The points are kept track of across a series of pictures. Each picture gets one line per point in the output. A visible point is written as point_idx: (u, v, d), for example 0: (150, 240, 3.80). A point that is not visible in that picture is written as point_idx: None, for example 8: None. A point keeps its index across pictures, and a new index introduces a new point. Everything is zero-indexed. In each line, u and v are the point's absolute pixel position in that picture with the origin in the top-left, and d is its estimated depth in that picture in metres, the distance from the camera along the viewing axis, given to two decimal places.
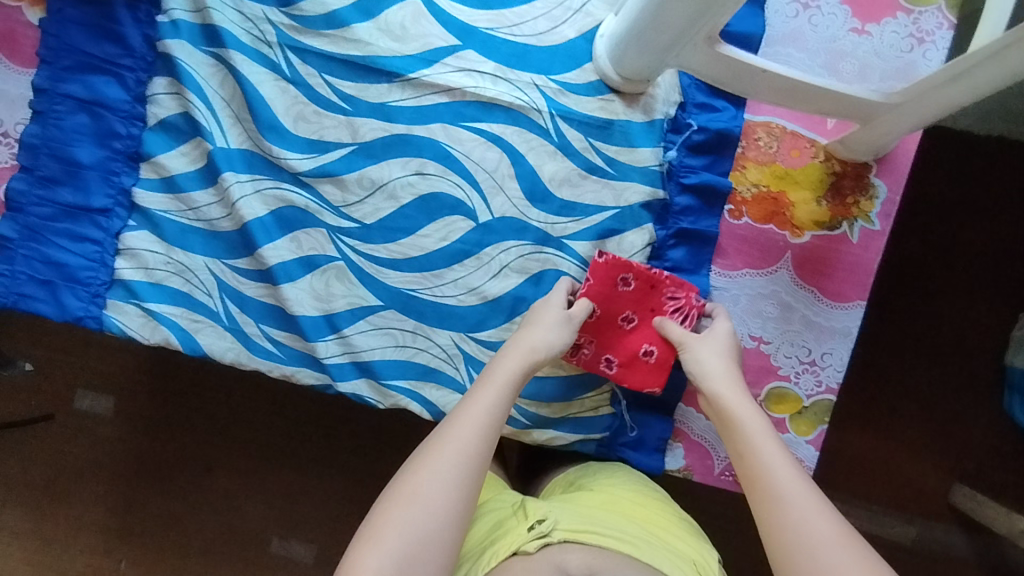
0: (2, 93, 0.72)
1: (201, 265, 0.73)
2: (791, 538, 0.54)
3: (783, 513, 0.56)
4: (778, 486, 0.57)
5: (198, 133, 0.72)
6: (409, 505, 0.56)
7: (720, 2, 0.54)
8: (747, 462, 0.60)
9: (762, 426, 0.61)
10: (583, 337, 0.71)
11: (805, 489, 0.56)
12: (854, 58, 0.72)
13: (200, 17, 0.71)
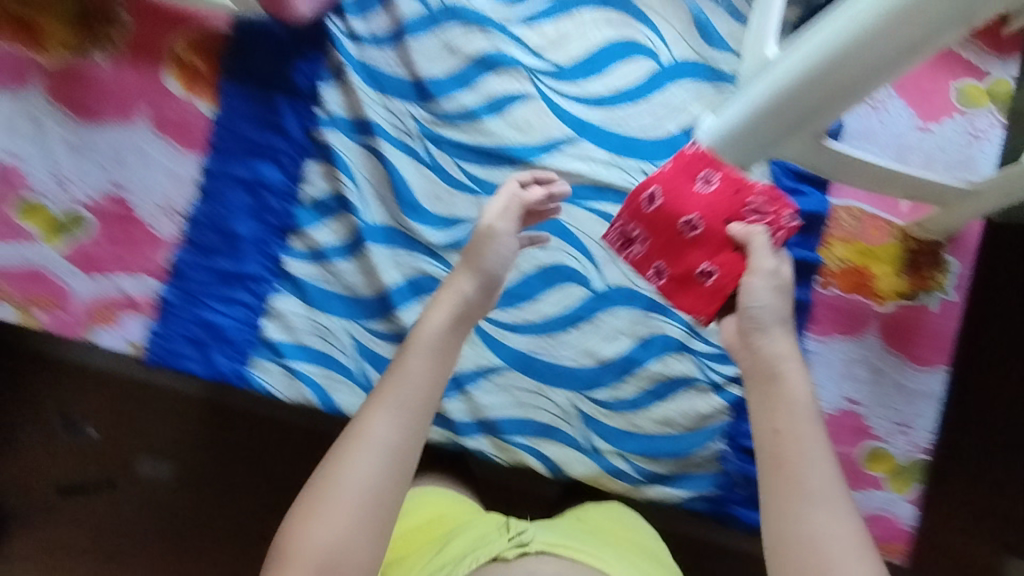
0: (172, 174, 0.81)
1: (341, 327, 0.81)
2: (804, 539, 0.54)
3: (807, 514, 0.55)
4: (799, 481, 0.55)
5: (345, 209, 0.81)
6: (326, 505, 0.55)
7: (829, 105, 0.63)
8: (778, 443, 0.57)
9: (807, 408, 0.58)
10: (636, 232, 0.68)
11: (834, 487, 0.55)
12: (920, 152, 0.82)
13: (352, 111, 0.81)
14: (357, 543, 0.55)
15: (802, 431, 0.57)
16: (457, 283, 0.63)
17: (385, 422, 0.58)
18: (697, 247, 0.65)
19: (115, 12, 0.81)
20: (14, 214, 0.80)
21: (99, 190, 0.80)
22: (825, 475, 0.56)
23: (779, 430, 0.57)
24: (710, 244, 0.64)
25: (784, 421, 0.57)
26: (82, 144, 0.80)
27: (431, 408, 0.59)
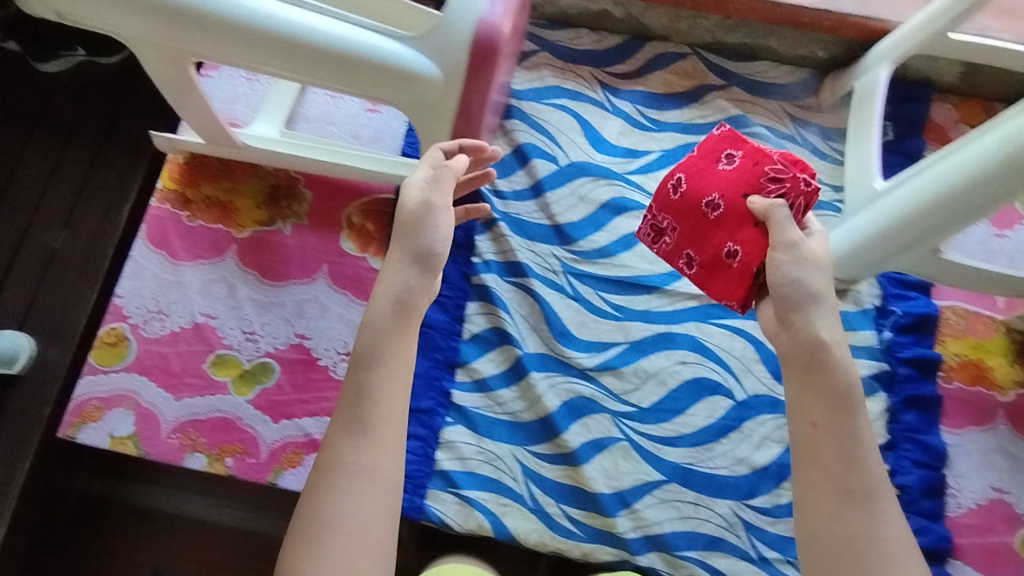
0: (348, 321, 0.91)
1: (508, 452, 0.85)
2: (858, 538, 0.56)
3: (861, 512, 0.57)
4: (837, 475, 0.58)
5: (505, 341, 0.89)
6: (311, 541, 0.53)
7: (944, 229, 0.76)
8: (822, 436, 0.60)
9: (845, 399, 0.60)
10: (668, 222, 0.77)
11: (881, 486, 0.58)
12: (1005, 255, 0.94)
13: (504, 255, 0.93)
14: (364, 568, 0.53)
15: (846, 424, 0.60)
16: (392, 278, 0.63)
17: (357, 447, 0.57)
18: (721, 227, 0.72)
19: (297, 190, 0.96)
20: (209, 369, 0.88)
21: (284, 340, 0.89)
22: (872, 473, 0.58)
23: (815, 423, 0.60)
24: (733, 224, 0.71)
25: (824, 416, 0.60)
26: (269, 302, 0.91)
27: (392, 422, 0.59)
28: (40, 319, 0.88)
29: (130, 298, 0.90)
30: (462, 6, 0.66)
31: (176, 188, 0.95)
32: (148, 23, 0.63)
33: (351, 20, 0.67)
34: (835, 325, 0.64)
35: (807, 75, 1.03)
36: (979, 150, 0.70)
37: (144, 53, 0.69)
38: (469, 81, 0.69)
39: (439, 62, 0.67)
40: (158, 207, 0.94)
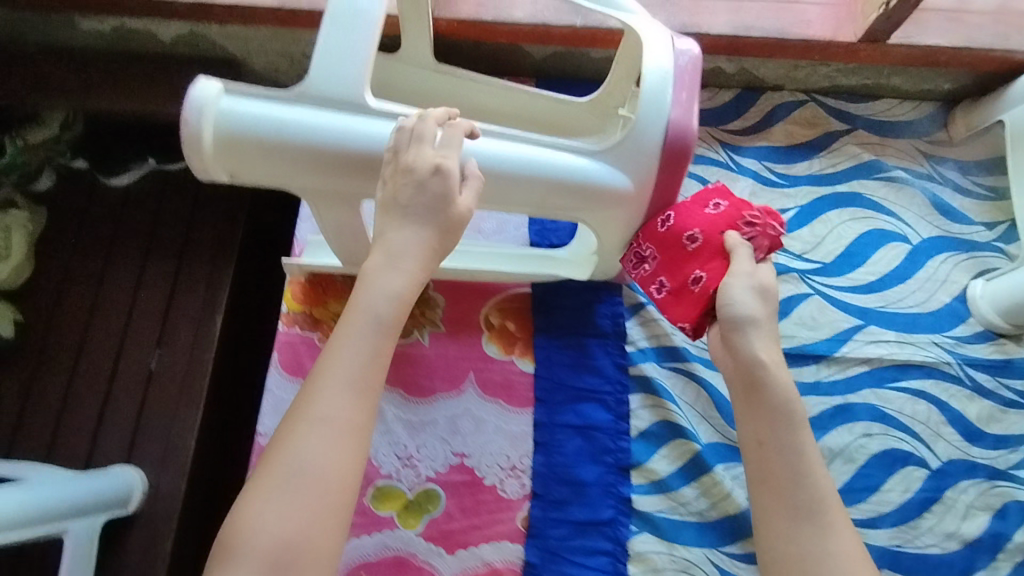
0: (505, 431, 0.85)
1: (703, 557, 0.79)
2: (796, 552, 0.61)
3: (808, 527, 0.62)
4: (783, 489, 0.64)
5: (677, 435, 0.84)
6: (275, 488, 0.55)
7: None
8: (767, 450, 0.66)
9: (786, 418, 0.66)
10: (648, 251, 0.75)
11: (828, 502, 0.63)
12: None
13: (657, 340, 0.89)
14: (325, 534, 0.55)
15: (784, 439, 0.65)
16: (398, 245, 0.61)
17: (329, 399, 0.57)
18: (696, 257, 0.73)
19: (428, 296, 0.92)
20: (371, 504, 0.82)
21: (444, 462, 0.84)
22: (812, 483, 0.63)
23: (763, 441, 0.66)
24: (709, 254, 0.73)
25: (770, 434, 0.66)
26: (419, 421, 0.86)
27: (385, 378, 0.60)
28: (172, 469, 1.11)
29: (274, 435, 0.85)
30: (649, 113, 0.64)
31: (302, 308, 0.91)
32: (330, 174, 0.61)
33: (543, 144, 0.65)
34: (772, 347, 0.70)
35: (932, 108, 0.99)
36: None
37: (324, 203, 0.67)
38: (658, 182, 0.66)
39: (627, 168, 0.65)
40: (287, 332, 0.90)
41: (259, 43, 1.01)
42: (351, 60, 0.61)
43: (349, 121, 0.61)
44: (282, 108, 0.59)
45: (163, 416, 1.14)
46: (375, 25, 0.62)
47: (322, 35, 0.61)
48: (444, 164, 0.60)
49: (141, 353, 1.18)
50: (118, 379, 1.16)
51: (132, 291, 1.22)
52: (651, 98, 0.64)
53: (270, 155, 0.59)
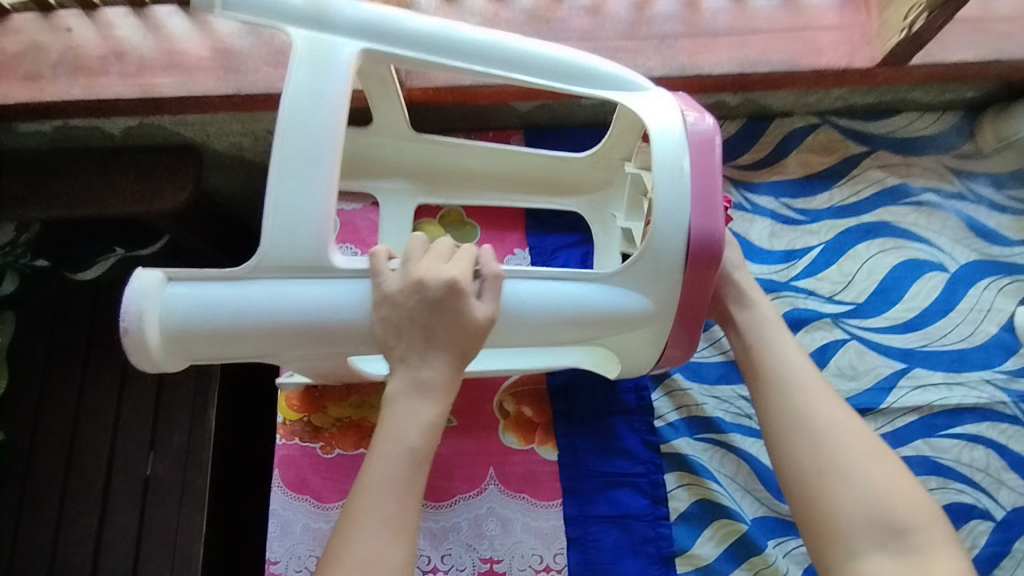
0: (535, 529, 0.79)
1: None
2: (788, 419, 0.64)
3: (790, 398, 0.65)
4: (766, 378, 0.67)
5: (721, 514, 0.78)
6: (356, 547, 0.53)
7: None
8: (757, 356, 0.69)
9: (771, 322, 0.71)
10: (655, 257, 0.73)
11: (806, 374, 0.66)
12: None
13: (688, 410, 0.82)
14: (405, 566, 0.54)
15: (762, 337, 0.70)
16: (420, 373, 0.58)
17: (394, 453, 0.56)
18: None
19: None
20: None
21: (473, 570, 0.78)
22: (792, 363, 0.68)
23: (751, 347, 0.70)
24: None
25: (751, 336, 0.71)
26: (442, 528, 0.79)
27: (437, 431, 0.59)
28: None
29: (286, 561, 0.79)
30: (669, 219, 0.62)
31: (301, 416, 0.84)
32: (307, 344, 0.60)
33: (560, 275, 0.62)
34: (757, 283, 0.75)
35: (956, 117, 0.92)
36: None
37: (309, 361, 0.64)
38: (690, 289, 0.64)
39: (649, 283, 0.63)
40: (286, 445, 0.83)
41: (219, 127, 0.93)
42: (309, 222, 0.58)
43: (319, 288, 0.59)
44: (233, 288, 0.58)
45: (166, 525, 1.07)
46: (333, 159, 0.59)
47: (269, 198, 0.58)
48: (458, 279, 0.58)
49: (134, 459, 1.11)
50: (114, 490, 1.09)
51: (118, 393, 1.14)
52: (670, 203, 0.62)
53: (234, 340, 0.58)
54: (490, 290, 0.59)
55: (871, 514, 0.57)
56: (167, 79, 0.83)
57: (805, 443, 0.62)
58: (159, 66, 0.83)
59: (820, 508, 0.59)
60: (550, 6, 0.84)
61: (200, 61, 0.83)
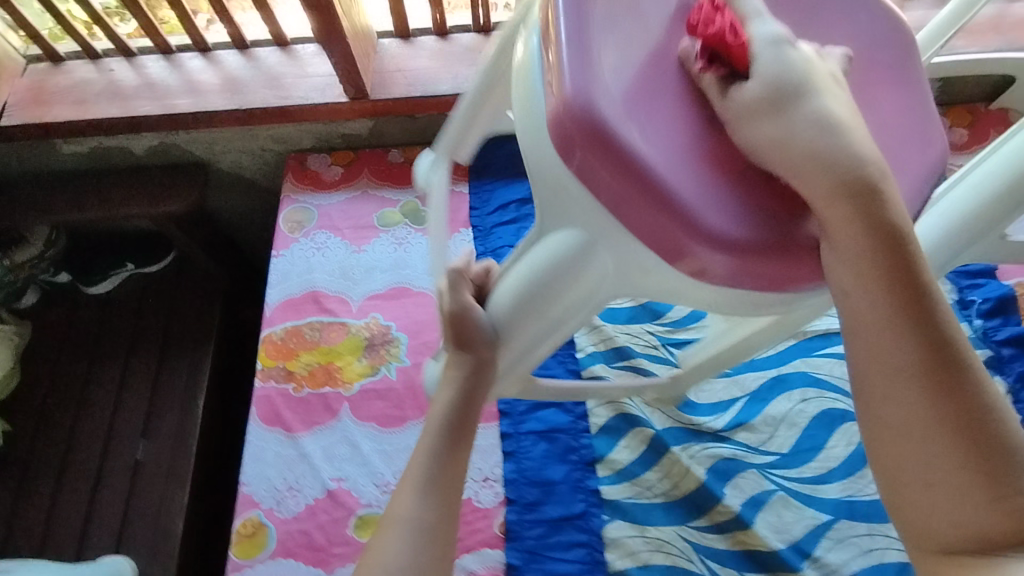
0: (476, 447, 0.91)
1: (674, 534, 0.84)
2: (885, 405, 0.48)
3: (894, 379, 0.48)
4: (904, 359, 0.47)
5: (633, 424, 0.91)
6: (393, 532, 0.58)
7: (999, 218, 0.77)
8: (858, 311, 0.49)
9: (861, 252, 0.48)
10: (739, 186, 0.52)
11: (930, 354, 0.47)
12: None
13: (604, 344, 0.97)
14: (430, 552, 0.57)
15: (912, 288, 0.48)
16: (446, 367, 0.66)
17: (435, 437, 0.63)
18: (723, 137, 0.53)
19: (390, 336, 1.00)
20: (355, 532, 0.87)
21: None
22: (904, 334, 0.47)
23: (849, 291, 0.50)
24: (866, 88, 0.61)
25: (880, 288, 0.48)
26: (394, 449, 0.92)
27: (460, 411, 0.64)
28: (160, 550, 1.13)
29: (256, 483, 0.90)
30: (530, 137, 0.52)
31: (277, 364, 0.98)
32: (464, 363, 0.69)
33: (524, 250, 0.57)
34: (830, 159, 0.50)
35: None
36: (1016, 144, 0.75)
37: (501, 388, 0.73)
38: (620, 207, 0.49)
39: (593, 220, 0.51)
40: (263, 386, 0.96)
41: (224, 144, 1.15)
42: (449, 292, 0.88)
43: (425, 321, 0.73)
44: None
45: (151, 502, 1.17)
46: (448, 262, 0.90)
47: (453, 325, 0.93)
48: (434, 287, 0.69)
49: (126, 444, 1.22)
50: (106, 471, 1.20)
51: (116, 388, 1.27)
52: (529, 119, 0.52)
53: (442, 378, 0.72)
54: (452, 287, 0.62)
55: (965, 532, 0.46)
56: (184, 100, 1.08)
57: (901, 440, 0.48)
58: (179, 91, 1.08)
59: (905, 514, 0.49)
60: (483, 42, 1.10)
61: (210, 87, 1.08)
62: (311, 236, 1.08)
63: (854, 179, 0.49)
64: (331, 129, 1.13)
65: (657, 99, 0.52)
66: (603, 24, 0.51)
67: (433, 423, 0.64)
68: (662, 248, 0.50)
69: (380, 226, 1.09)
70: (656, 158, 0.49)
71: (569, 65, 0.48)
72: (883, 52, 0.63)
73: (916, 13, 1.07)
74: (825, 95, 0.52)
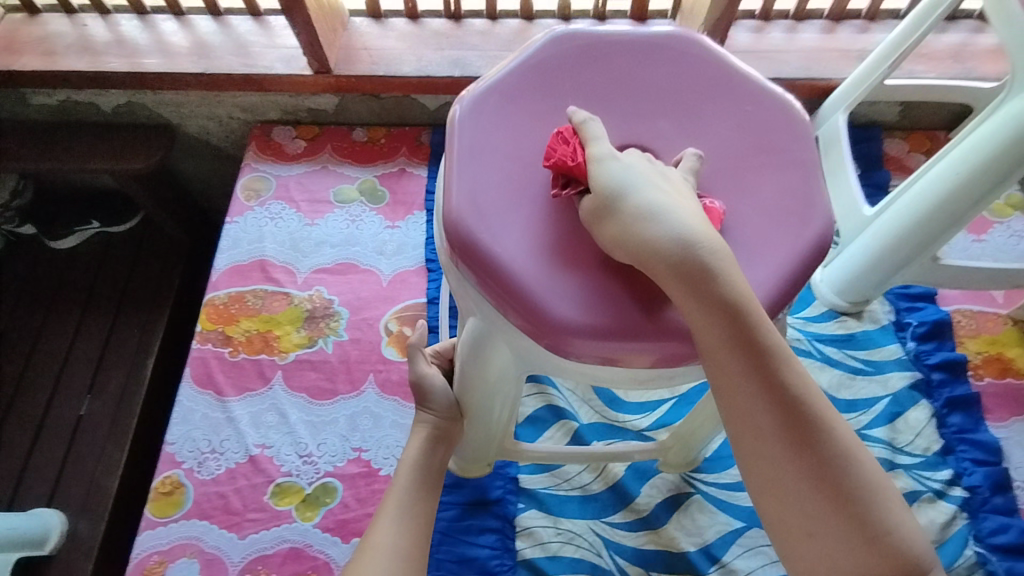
0: (402, 425, 0.92)
1: (586, 528, 0.84)
2: (749, 461, 0.52)
3: (752, 439, 0.51)
4: (763, 419, 0.50)
5: (558, 416, 0.91)
6: (368, 555, 0.61)
7: (922, 243, 0.85)
8: (718, 379, 0.51)
9: (708, 326, 0.50)
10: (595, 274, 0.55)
11: (774, 416, 0.50)
12: (999, 249, 0.98)
13: None
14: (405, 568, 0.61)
15: (761, 352, 0.50)
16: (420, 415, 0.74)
17: (408, 468, 0.69)
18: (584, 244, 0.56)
19: (332, 309, 1.01)
20: (272, 499, 0.87)
21: (343, 457, 0.90)
22: (750, 399, 0.50)
23: (710, 358, 0.51)
24: (745, 175, 0.60)
25: (730, 355, 0.50)
26: (321, 420, 0.92)
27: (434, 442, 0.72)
28: (82, 509, 1.07)
29: (181, 443, 0.90)
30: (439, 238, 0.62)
31: (216, 328, 0.98)
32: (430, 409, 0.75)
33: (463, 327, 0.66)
34: (660, 249, 0.51)
35: None
36: (937, 172, 0.81)
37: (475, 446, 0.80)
38: (493, 295, 0.55)
39: (484, 307, 0.58)
40: (199, 348, 0.96)
41: (191, 107, 1.16)
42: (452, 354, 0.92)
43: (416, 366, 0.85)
44: None
45: (90, 461, 1.11)
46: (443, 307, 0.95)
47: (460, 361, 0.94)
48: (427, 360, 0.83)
49: (71, 400, 1.16)
50: (47, 427, 1.14)
51: (68, 346, 1.20)
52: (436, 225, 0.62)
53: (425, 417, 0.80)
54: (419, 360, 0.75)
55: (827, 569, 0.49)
56: (153, 60, 1.08)
57: (768, 490, 0.51)
58: (148, 51, 1.09)
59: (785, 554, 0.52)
60: (452, 28, 1.12)
61: (179, 49, 1.09)
62: (266, 206, 1.08)
63: (682, 270, 0.51)
64: (297, 102, 1.14)
65: (526, 205, 0.57)
66: (491, 145, 0.59)
67: (406, 462, 0.70)
68: (532, 333, 0.55)
69: (336, 202, 1.10)
70: (514, 255, 0.55)
71: (453, 183, 0.58)
72: (773, 136, 0.62)
73: (878, 36, 1.09)
74: (662, 194, 0.54)
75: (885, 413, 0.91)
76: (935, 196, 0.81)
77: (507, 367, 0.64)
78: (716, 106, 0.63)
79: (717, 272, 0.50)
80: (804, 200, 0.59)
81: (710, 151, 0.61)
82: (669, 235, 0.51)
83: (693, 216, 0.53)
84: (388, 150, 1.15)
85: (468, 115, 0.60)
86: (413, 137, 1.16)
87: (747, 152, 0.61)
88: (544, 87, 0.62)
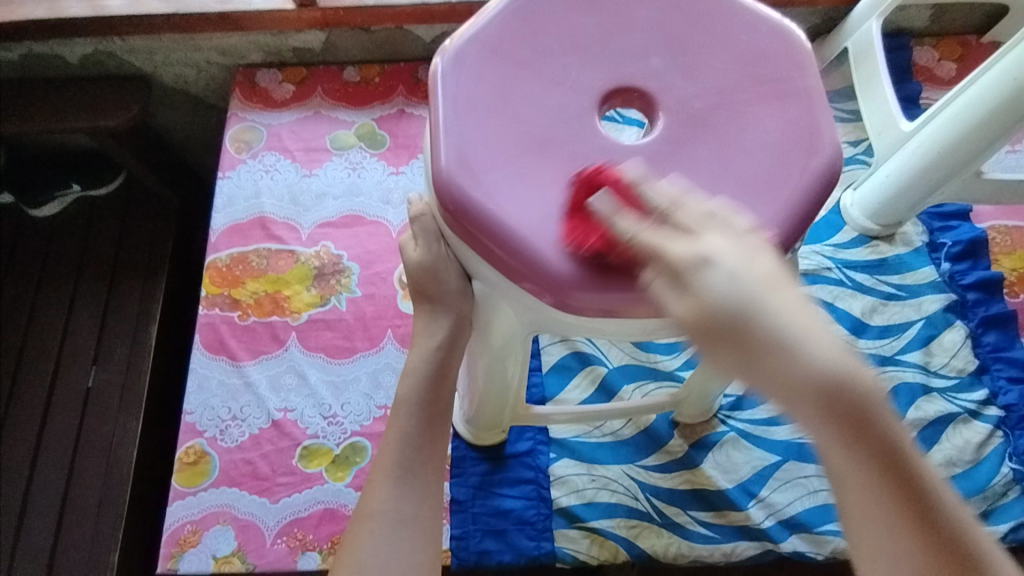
0: None
1: (620, 473, 0.83)
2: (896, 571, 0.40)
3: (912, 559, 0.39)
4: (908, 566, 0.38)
5: (586, 362, 0.89)
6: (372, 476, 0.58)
7: (958, 165, 0.81)
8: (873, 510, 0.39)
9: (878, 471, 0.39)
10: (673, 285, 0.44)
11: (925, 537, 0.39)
12: None
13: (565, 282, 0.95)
14: (410, 492, 0.58)
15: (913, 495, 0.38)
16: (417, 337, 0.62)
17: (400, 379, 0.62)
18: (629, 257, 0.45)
19: (342, 265, 0.96)
20: (301, 463, 0.85)
21: (368, 415, 0.88)
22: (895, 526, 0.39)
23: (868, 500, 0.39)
24: (742, 107, 0.52)
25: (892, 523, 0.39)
26: (343, 380, 0.90)
27: (419, 353, 0.62)
28: (105, 484, 1.04)
29: (200, 412, 0.87)
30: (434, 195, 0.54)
31: (222, 291, 0.93)
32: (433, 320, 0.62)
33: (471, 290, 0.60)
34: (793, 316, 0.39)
35: None
36: (982, 86, 0.76)
37: (485, 407, 0.75)
38: (502, 269, 0.49)
39: (485, 272, 0.51)
40: (207, 314, 0.92)
41: (165, 54, 1.06)
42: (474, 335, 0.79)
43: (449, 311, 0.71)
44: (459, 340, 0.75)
45: (103, 435, 1.08)
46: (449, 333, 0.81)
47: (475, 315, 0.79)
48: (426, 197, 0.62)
49: (77, 372, 1.11)
50: (55, 401, 1.10)
51: (63, 316, 1.14)
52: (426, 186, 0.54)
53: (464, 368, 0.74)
54: (420, 235, 0.59)
55: None
56: (118, 3, 1.01)
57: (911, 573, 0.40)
58: None
59: None
60: None
61: None
62: (260, 157, 1.01)
63: (818, 400, 0.36)
64: (281, 42, 1.05)
65: (522, 156, 0.49)
66: (477, 96, 0.51)
67: (400, 395, 0.61)
68: (543, 295, 0.48)
69: (333, 149, 1.03)
70: (514, 217, 0.48)
71: (438, 142, 0.50)
72: (770, 65, 0.53)
73: None
74: (774, 289, 0.37)
75: (919, 337, 0.89)
76: (984, 108, 0.76)
77: (512, 330, 0.60)
78: (709, 34, 0.54)
79: (874, 397, 0.37)
80: (809, 131, 0.51)
81: (699, 87, 0.52)
82: (802, 347, 0.36)
83: (817, 326, 0.37)
84: (384, 90, 1.07)
85: (450, 69, 0.52)
86: (409, 74, 1.07)
87: (756, 79, 0.53)
88: (529, 28, 0.53)
